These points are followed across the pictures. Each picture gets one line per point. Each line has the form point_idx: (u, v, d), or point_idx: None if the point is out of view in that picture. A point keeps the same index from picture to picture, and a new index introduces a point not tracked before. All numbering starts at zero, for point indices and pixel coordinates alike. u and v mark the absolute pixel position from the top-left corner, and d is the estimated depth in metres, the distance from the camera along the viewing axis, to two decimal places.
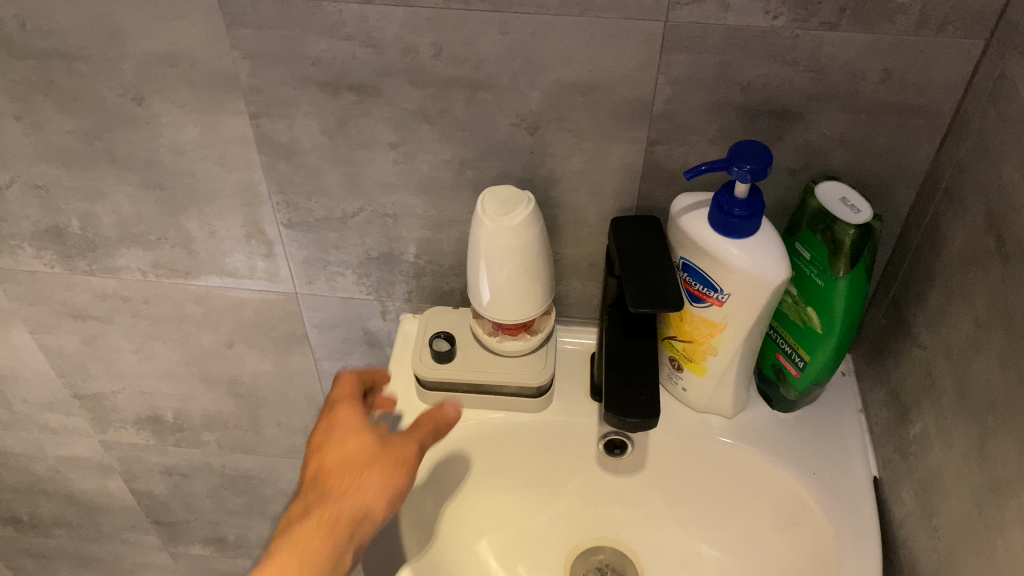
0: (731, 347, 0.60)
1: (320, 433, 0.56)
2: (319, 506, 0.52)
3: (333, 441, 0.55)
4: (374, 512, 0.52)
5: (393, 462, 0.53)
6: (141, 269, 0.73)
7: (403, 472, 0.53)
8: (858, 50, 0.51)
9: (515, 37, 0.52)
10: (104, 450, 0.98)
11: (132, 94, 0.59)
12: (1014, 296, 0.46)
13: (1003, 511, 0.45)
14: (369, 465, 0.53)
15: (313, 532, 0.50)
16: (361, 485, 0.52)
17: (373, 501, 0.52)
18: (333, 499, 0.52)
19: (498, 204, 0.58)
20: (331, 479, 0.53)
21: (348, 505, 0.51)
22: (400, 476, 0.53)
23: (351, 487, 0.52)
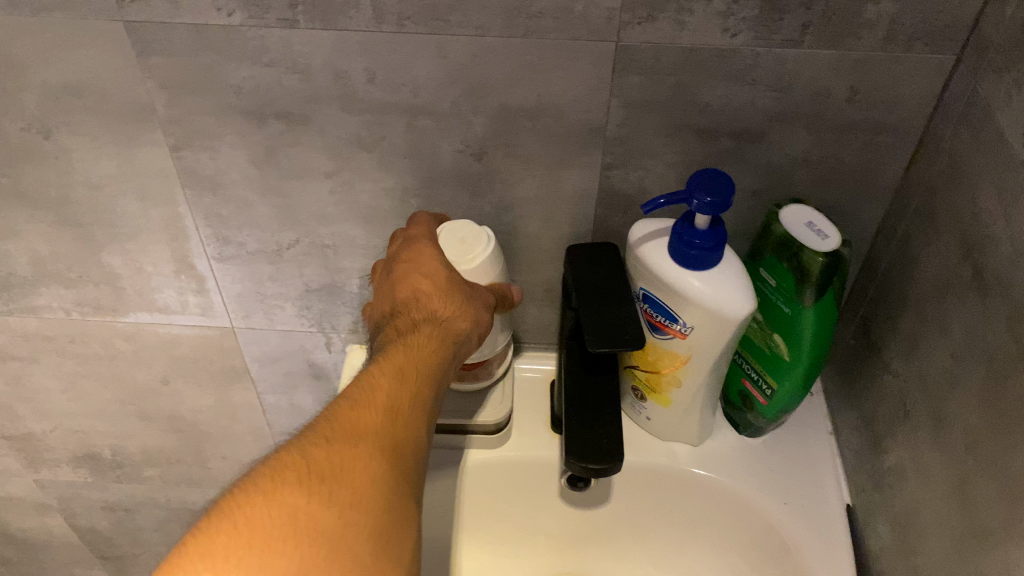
0: (695, 378, 0.57)
1: (404, 255, 0.53)
2: (421, 330, 0.50)
3: (419, 269, 0.52)
4: (462, 343, 0.51)
5: (477, 300, 0.53)
6: (64, 307, 0.68)
7: (483, 313, 0.53)
8: (822, 68, 0.48)
9: (455, 60, 0.48)
10: (39, 489, 0.93)
11: (37, 127, 0.53)
12: (993, 333, 0.43)
13: (987, 561, 0.43)
14: (455, 291, 0.52)
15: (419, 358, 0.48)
16: (455, 315, 0.51)
17: (470, 325, 0.52)
18: (435, 326, 0.50)
19: (458, 244, 0.54)
20: (424, 294, 0.51)
21: (445, 330, 0.50)
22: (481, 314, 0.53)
23: (442, 314, 0.51)
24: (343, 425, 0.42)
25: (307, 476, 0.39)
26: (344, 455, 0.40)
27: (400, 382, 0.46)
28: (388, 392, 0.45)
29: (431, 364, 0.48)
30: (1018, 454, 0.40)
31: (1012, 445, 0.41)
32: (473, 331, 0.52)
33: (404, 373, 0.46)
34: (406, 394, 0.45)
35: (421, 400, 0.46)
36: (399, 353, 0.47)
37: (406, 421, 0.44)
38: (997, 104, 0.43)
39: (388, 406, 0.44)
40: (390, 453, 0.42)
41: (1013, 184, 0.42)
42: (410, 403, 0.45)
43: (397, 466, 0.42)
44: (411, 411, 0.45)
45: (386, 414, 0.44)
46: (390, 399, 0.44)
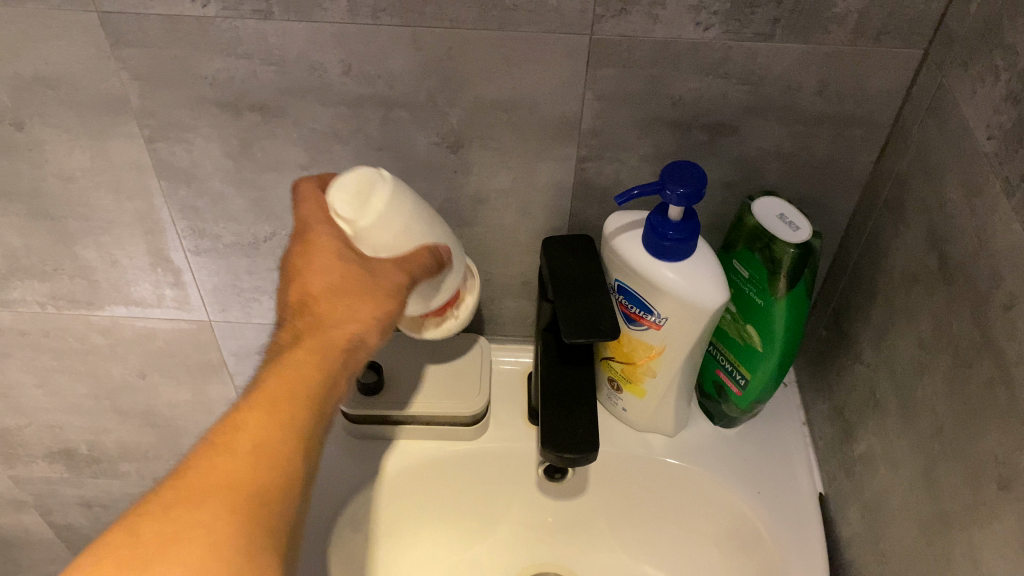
0: (670, 369, 0.57)
1: (295, 244, 0.44)
2: (308, 324, 0.42)
3: (306, 266, 0.42)
4: (359, 342, 0.43)
5: (380, 283, 0.43)
6: (38, 301, 0.67)
7: (392, 297, 0.43)
8: (792, 61, 0.48)
9: (430, 53, 0.48)
10: (14, 485, 0.92)
11: (9, 119, 0.53)
12: (958, 322, 0.44)
13: (952, 545, 0.44)
14: (348, 281, 0.42)
15: (306, 353, 0.41)
16: (350, 310, 0.42)
17: (365, 326, 0.42)
18: (319, 325, 0.42)
19: (348, 200, 0.43)
20: (310, 289, 0.42)
21: (339, 328, 0.42)
22: (385, 300, 0.43)
23: (330, 311, 0.42)
24: (187, 485, 0.37)
25: (121, 570, 0.34)
26: (195, 502, 0.36)
27: (288, 381, 0.40)
28: (254, 424, 0.39)
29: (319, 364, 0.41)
30: (982, 439, 0.41)
31: (976, 431, 0.42)
32: (377, 324, 0.43)
33: (286, 379, 0.40)
34: (291, 398, 0.40)
35: (313, 404, 0.40)
36: (290, 348, 0.41)
37: (286, 434, 0.39)
38: (963, 98, 0.44)
39: (263, 420, 0.39)
40: (258, 479, 0.38)
41: (978, 175, 0.42)
42: (292, 411, 0.40)
43: (269, 488, 0.38)
44: (296, 421, 0.40)
45: (259, 431, 0.39)
46: (255, 438, 0.38)
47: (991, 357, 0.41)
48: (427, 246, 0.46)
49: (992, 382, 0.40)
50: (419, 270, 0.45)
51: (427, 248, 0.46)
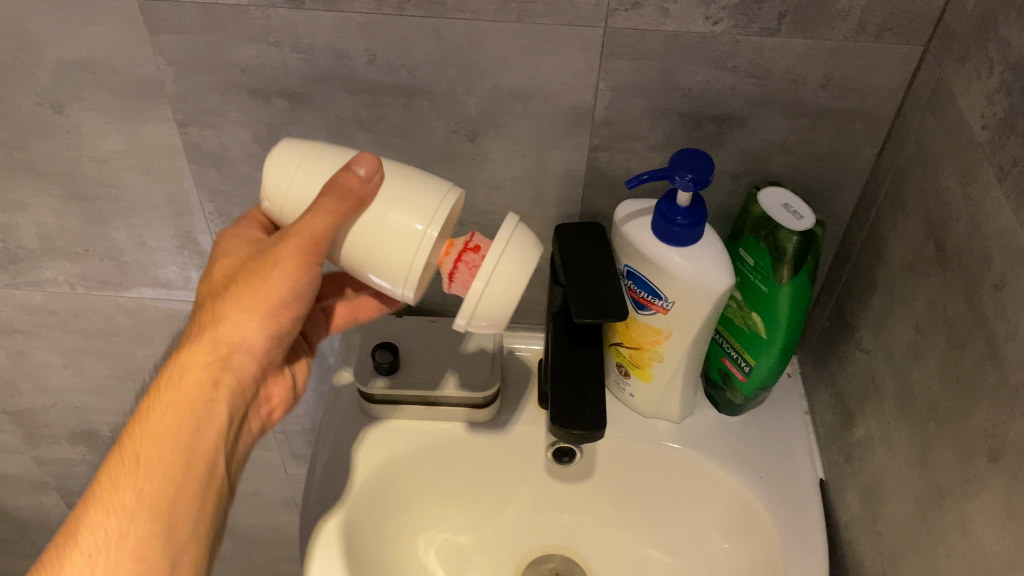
0: (676, 354, 0.59)
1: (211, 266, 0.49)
2: (198, 325, 0.46)
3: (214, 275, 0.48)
4: (244, 339, 0.46)
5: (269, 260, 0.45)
6: (68, 281, 0.70)
7: (290, 264, 0.44)
8: (797, 56, 0.51)
9: (451, 43, 0.51)
10: (36, 466, 0.94)
11: (50, 102, 0.56)
12: (952, 305, 0.46)
13: (945, 518, 0.46)
14: (236, 279, 0.46)
15: (190, 353, 0.45)
16: (232, 311, 0.45)
17: (255, 315, 0.46)
18: (209, 323, 0.46)
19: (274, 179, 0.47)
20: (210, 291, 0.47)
21: (216, 331, 0.45)
22: (273, 273, 0.45)
23: (215, 314, 0.46)
24: (96, 488, 0.42)
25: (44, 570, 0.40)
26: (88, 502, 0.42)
27: (169, 379, 0.45)
28: (132, 467, 0.42)
29: (198, 359, 0.45)
30: (974, 414, 0.43)
31: (968, 407, 0.44)
32: (262, 305, 0.45)
33: (176, 378, 0.45)
34: (169, 395, 0.44)
35: (192, 397, 0.44)
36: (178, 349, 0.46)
37: (172, 429, 0.44)
38: (959, 91, 0.46)
39: (144, 419, 0.44)
40: (129, 477, 0.42)
41: (972, 163, 0.44)
42: (174, 405, 0.44)
43: (141, 488, 0.42)
44: (175, 416, 0.44)
45: (139, 430, 0.43)
46: (151, 435, 0.43)
47: (982, 335, 0.43)
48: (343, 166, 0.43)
49: (983, 359, 0.42)
50: (331, 194, 0.42)
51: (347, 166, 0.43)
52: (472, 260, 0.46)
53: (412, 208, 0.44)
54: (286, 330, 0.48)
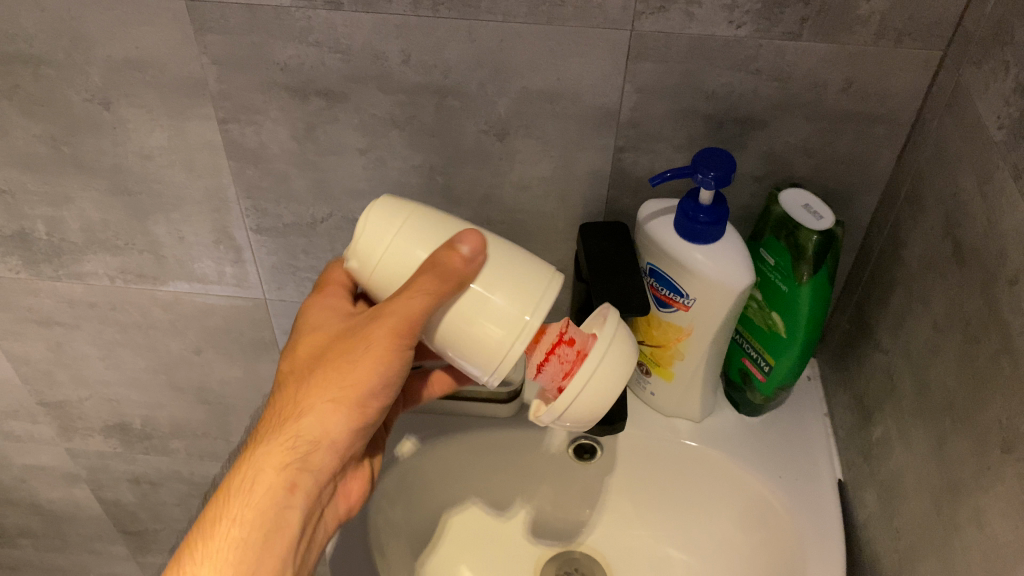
0: (698, 352, 0.60)
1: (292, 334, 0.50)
2: (279, 409, 0.47)
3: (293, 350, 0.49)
4: (327, 433, 0.46)
5: (354, 354, 0.45)
6: (108, 275, 0.73)
7: (373, 358, 0.45)
8: (818, 60, 0.52)
9: (483, 44, 0.53)
10: (70, 459, 0.97)
11: (98, 99, 0.58)
12: (969, 302, 0.47)
13: (960, 510, 0.46)
14: (315, 373, 0.46)
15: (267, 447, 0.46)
16: (316, 404, 0.46)
17: (333, 408, 0.46)
18: (292, 412, 0.46)
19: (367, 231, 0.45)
20: (289, 376, 0.48)
21: (300, 424, 0.46)
22: (357, 369, 0.45)
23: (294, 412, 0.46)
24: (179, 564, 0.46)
25: None
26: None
27: (245, 473, 0.46)
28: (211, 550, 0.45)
29: (279, 456, 0.46)
30: (988, 407, 0.44)
31: (983, 400, 0.45)
32: (342, 403, 0.46)
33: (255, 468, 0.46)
34: (243, 490, 0.46)
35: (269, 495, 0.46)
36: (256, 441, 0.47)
37: (245, 529, 0.46)
38: (977, 94, 0.48)
39: (217, 515, 0.46)
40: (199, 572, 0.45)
41: (989, 164, 0.46)
42: (249, 502, 0.46)
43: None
44: (246, 512, 0.46)
45: (212, 522, 0.46)
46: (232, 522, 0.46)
47: (997, 330, 0.43)
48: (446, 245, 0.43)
49: (998, 353, 0.43)
50: (426, 276, 0.42)
51: (448, 245, 0.43)
52: (564, 354, 0.47)
53: (527, 289, 0.44)
54: (371, 422, 0.48)
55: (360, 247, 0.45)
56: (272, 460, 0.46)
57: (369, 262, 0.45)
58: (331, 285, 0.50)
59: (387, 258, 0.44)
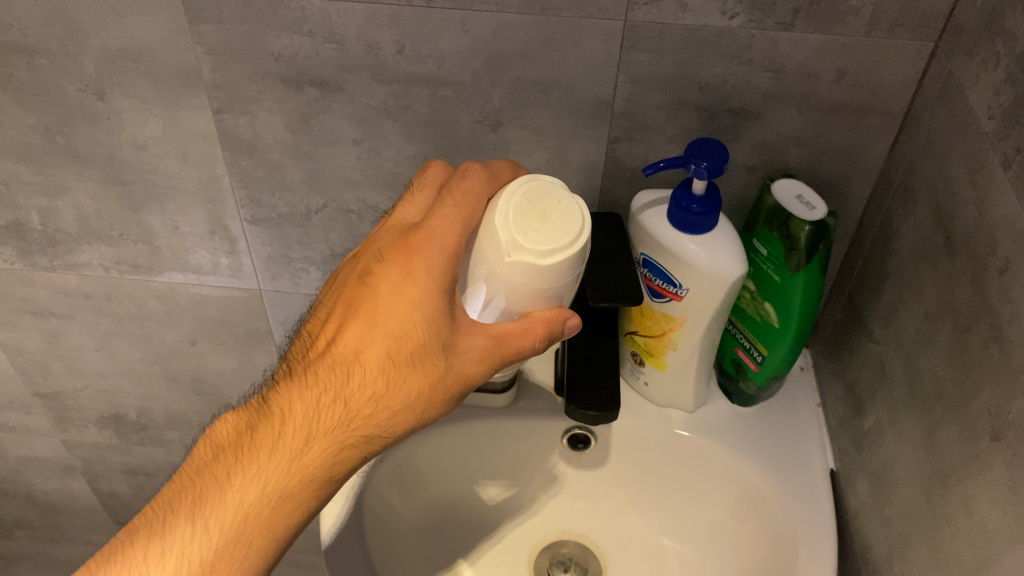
0: (691, 342, 0.60)
1: (376, 287, 0.44)
2: (355, 399, 0.43)
3: (377, 321, 0.43)
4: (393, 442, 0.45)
5: (434, 394, 0.44)
6: (103, 265, 0.73)
7: (444, 400, 0.44)
8: (811, 50, 0.52)
9: (477, 34, 0.53)
10: (65, 450, 0.97)
11: (93, 89, 0.58)
12: (959, 291, 0.47)
13: (950, 498, 0.47)
14: (392, 396, 0.43)
15: (313, 453, 0.44)
16: (401, 417, 0.44)
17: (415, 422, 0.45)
18: (375, 416, 0.44)
19: (535, 221, 0.43)
20: (360, 371, 0.44)
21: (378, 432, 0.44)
22: (430, 405, 0.44)
23: (353, 428, 0.44)
24: (201, 506, 0.44)
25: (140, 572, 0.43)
26: (154, 541, 0.43)
27: (282, 467, 0.44)
28: (243, 512, 0.44)
29: (324, 464, 0.44)
30: (978, 396, 0.44)
31: (973, 389, 0.45)
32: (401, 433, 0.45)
33: (315, 455, 0.44)
34: (272, 485, 0.44)
35: (298, 498, 0.44)
36: (295, 428, 0.44)
37: (287, 511, 0.44)
38: (968, 84, 0.48)
39: (235, 496, 0.44)
40: (204, 545, 0.43)
41: (980, 154, 0.46)
42: (271, 487, 0.44)
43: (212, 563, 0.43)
44: (286, 489, 0.44)
45: (245, 478, 0.44)
46: (272, 498, 0.44)
47: (988, 319, 0.44)
48: (561, 316, 0.45)
49: (988, 342, 0.44)
50: (537, 343, 0.45)
51: (560, 316, 0.46)
52: None
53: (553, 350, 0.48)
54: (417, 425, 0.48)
55: (549, 253, 0.43)
56: (317, 465, 0.44)
57: (537, 268, 0.43)
58: (438, 256, 0.44)
59: (542, 277, 0.43)
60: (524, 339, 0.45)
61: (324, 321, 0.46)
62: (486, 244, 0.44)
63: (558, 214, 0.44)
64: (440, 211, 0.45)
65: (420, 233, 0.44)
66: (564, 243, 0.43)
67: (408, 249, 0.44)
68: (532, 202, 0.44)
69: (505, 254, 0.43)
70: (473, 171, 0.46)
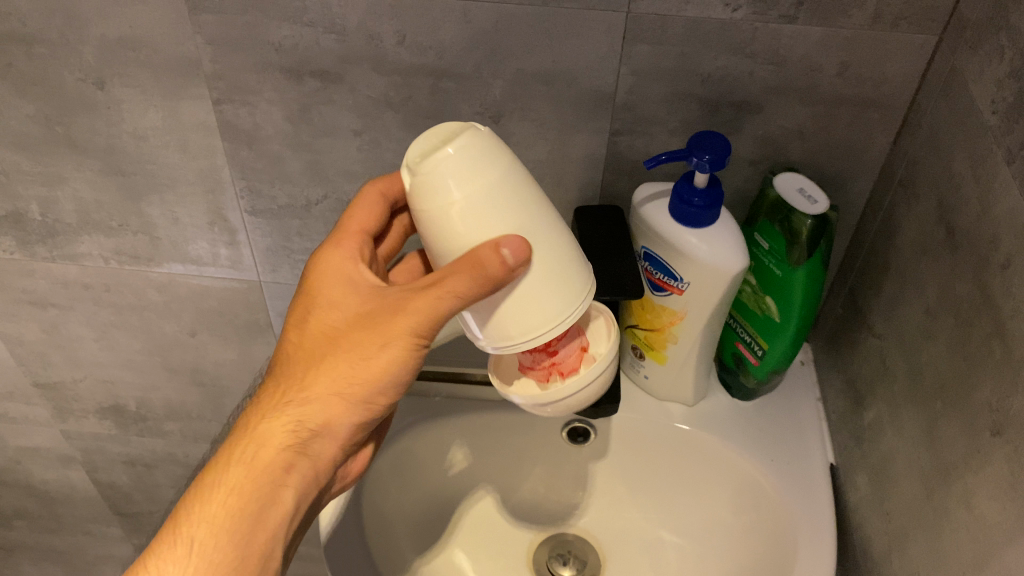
0: (692, 335, 0.60)
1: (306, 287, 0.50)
2: (291, 379, 0.47)
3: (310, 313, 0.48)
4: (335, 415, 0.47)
5: (374, 344, 0.45)
6: (103, 256, 0.72)
7: (382, 345, 0.45)
8: (814, 43, 0.52)
9: (478, 25, 0.53)
10: (64, 440, 0.97)
11: (92, 79, 0.58)
12: (962, 286, 0.47)
13: (950, 493, 0.47)
14: (331, 353, 0.46)
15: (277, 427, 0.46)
16: (326, 378, 0.46)
17: (347, 381, 0.46)
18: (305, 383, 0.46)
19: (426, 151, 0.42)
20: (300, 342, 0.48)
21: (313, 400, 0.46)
22: (354, 359, 0.45)
23: (304, 395, 0.46)
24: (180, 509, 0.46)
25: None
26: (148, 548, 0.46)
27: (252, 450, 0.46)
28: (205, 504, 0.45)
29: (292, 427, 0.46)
30: (979, 390, 0.44)
31: (974, 384, 0.45)
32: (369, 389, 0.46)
33: (261, 437, 0.46)
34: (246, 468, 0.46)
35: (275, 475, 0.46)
36: (259, 416, 0.47)
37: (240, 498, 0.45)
38: (971, 79, 0.48)
39: (216, 491, 0.45)
40: (206, 547, 0.44)
41: (983, 149, 0.46)
42: (227, 477, 0.45)
43: (214, 559, 0.44)
44: (237, 475, 0.45)
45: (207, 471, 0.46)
46: (229, 485, 0.45)
47: (989, 314, 0.44)
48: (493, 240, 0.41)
49: (989, 337, 0.43)
50: (468, 283, 0.41)
51: (494, 243, 0.41)
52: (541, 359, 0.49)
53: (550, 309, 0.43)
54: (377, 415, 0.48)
55: (446, 180, 0.41)
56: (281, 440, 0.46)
57: (439, 198, 0.41)
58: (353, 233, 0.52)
59: (450, 209, 0.41)
60: (464, 279, 0.41)
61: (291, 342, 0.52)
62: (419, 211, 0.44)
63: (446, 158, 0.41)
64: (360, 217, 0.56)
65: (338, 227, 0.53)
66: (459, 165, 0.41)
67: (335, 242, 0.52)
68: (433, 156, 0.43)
69: (421, 204, 0.42)
70: None
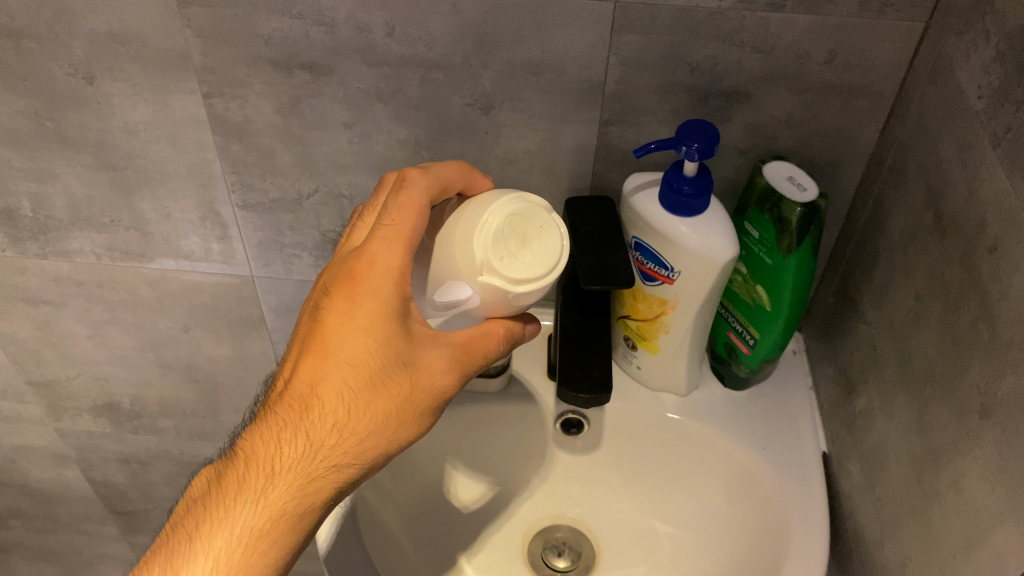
0: (682, 325, 0.60)
1: (334, 310, 0.44)
2: (333, 437, 0.43)
3: (339, 352, 0.43)
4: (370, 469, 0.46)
5: (425, 413, 0.45)
6: (94, 252, 0.72)
7: (417, 416, 0.45)
8: (802, 32, 0.52)
9: (467, 16, 0.53)
10: (59, 438, 0.97)
11: (82, 73, 0.58)
12: (950, 270, 0.47)
13: (940, 477, 0.47)
14: (384, 418, 0.44)
15: (291, 485, 0.44)
16: (381, 439, 0.44)
17: (399, 443, 0.45)
18: (355, 442, 0.44)
19: (516, 244, 0.44)
20: (322, 406, 0.43)
21: (362, 459, 0.44)
22: (403, 423, 0.44)
23: (350, 452, 0.44)
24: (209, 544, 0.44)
25: None
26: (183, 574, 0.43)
27: (251, 507, 0.44)
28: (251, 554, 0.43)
29: (302, 493, 0.44)
30: (967, 374, 0.44)
31: (963, 367, 0.45)
32: (379, 456, 0.45)
33: (307, 491, 0.44)
34: (240, 531, 0.43)
35: (274, 536, 0.44)
36: (300, 466, 0.44)
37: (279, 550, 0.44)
38: (958, 64, 0.48)
39: (254, 541, 0.43)
40: None
41: (970, 134, 0.46)
42: (270, 532, 0.44)
43: None
44: (280, 529, 0.44)
45: (243, 517, 0.44)
46: (271, 535, 0.44)
47: (977, 298, 0.44)
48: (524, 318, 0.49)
49: (977, 321, 0.44)
50: (503, 346, 0.47)
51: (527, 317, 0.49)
52: None
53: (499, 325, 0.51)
54: None
55: (519, 281, 0.44)
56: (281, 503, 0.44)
57: (505, 292, 0.44)
58: (383, 282, 0.43)
59: (506, 299, 0.44)
60: (488, 339, 0.46)
61: (305, 388, 0.44)
62: (459, 253, 0.44)
63: (540, 240, 0.44)
64: (379, 235, 0.44)
65: (362, 261, 0.44)
66: (535, 273, 0.44)
67: (351, 277, 0.44)
68: (514, 225, 0.44)
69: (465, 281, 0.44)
70: (412, 181, 0.45)
